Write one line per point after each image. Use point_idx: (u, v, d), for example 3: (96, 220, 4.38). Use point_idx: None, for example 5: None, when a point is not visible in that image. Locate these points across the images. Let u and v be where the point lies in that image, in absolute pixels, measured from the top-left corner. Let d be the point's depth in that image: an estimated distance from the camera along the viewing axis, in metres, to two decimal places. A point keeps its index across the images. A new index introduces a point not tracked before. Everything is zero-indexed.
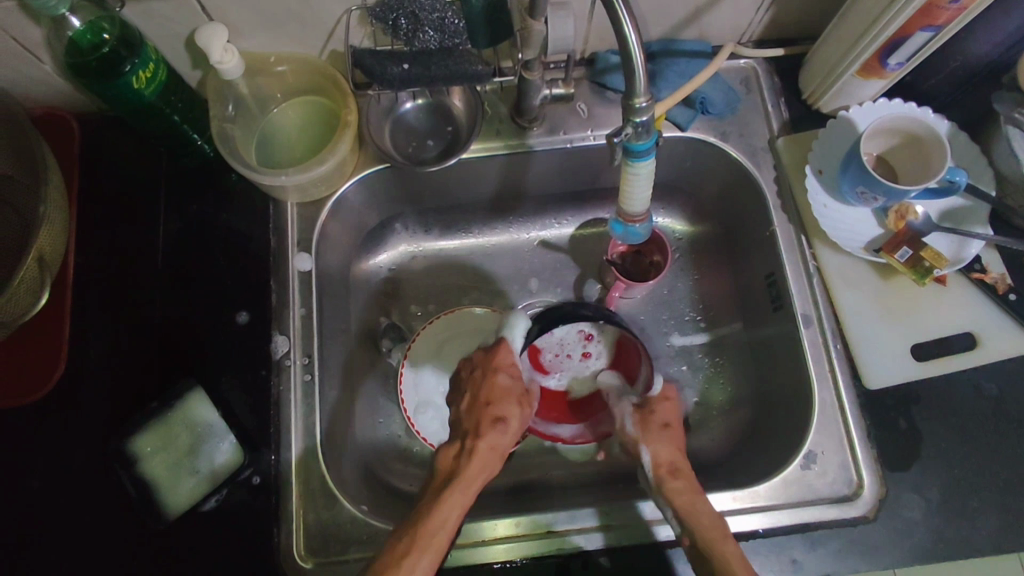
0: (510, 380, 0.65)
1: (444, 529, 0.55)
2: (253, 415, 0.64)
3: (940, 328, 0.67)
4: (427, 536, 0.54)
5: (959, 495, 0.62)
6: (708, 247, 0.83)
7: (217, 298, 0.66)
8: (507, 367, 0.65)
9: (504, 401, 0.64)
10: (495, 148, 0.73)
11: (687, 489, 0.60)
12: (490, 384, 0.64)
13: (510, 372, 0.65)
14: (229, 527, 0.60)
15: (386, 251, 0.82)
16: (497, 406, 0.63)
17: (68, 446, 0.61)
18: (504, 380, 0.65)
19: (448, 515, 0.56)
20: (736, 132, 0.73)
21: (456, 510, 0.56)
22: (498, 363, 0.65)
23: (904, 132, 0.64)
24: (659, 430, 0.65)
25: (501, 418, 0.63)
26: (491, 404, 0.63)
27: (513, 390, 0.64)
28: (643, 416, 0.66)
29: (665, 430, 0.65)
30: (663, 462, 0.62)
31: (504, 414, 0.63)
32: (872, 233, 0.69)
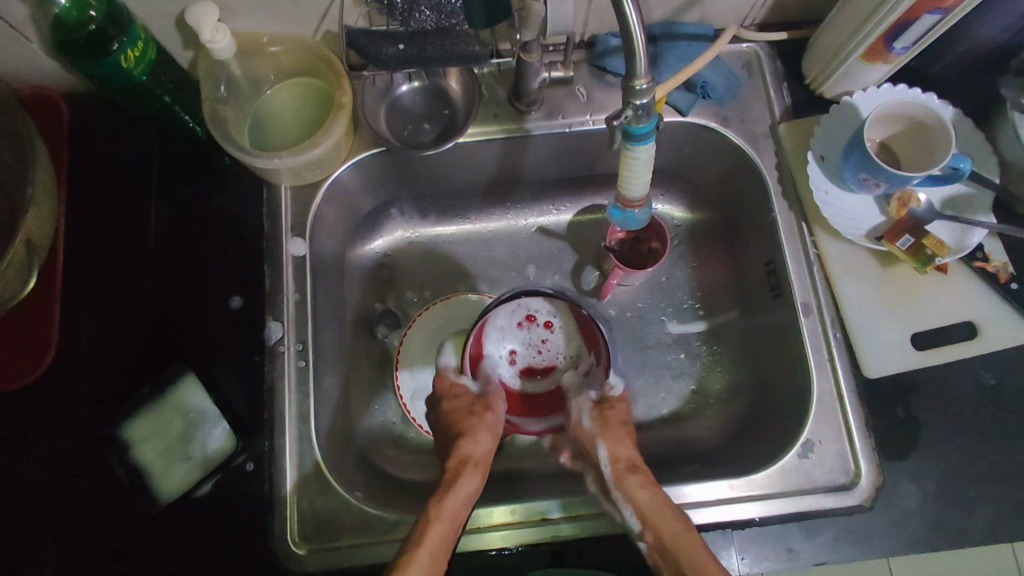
0: (459, 401, 0.68)
1: (433, 543, 0.54)
2: (247, 401, 0.63)
3: (941, 317, 0.66)
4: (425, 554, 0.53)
5: (956, 484, 0.62)
6: (707, 235, 0.82)
7: (209, 282, 0.66)
8: (460, 391, 0.69)
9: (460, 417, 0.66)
10: (493, 132, 0.71)
11: (641, 483, 0.60)
12: (453, 413, 0.67)
13: (456, 395, 0.69)
14: (222, 512, 0.60)
15: (382, 237, 0.81)
16: (462, 425, 0.65)
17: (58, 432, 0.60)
18: (453, 401, 0.68)
19: (438, 526, 0.55)
20: (737, 117, 0.72)
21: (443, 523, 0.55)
22: (444, 390, 0.70)
23: (908, 118, 0.63)
24: (617, 425, 0.66)
25: (466, 435, 0.64)
26: (454, 426, 0.65)
27: (465, 406, 0.67)
28: (599, 411, 0.67)
29: (624, 426, 0.66)
30: (621, 458, 0.63)
31: (466, 429, 0.64)
32: (873, 222, 0.68)
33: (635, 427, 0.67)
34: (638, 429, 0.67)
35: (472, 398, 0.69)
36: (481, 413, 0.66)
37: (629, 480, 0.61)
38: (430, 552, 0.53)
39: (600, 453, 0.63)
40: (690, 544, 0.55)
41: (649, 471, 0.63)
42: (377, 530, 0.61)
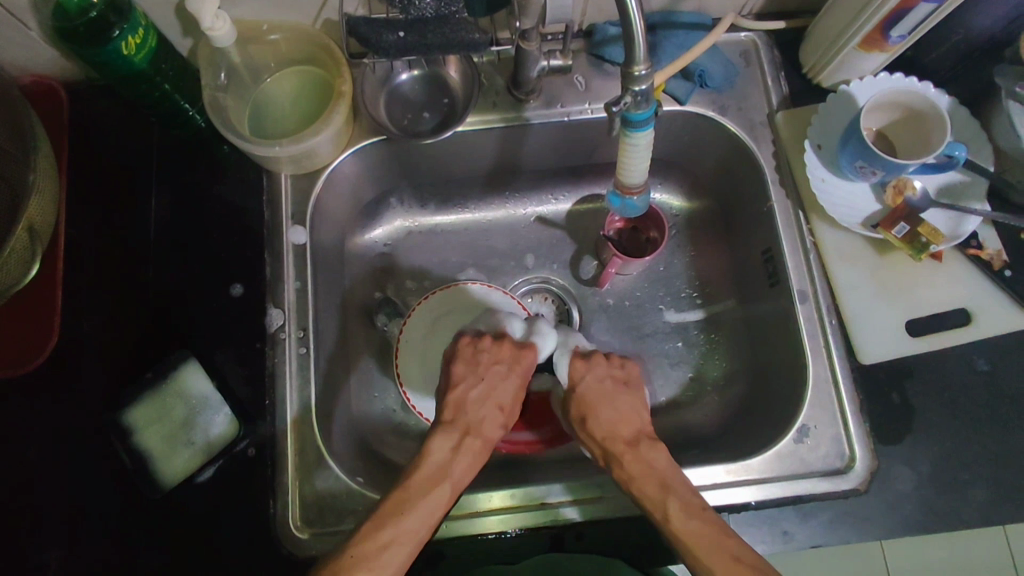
0: (515, 385, 0.65)
1: (424, 525, 0.54)
2: (249, 387, 0.64)
3: (935, 304, 0.67)
4: (403, 534, 0.53)
5: (949, 468, 0.63)
6: (705, 223, 0.82)
7: (210, 270, 0.66)
8: (525, 373, 0.66)
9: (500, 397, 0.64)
10: (491, 120, 0.72)
11: (636, 457, 0.59)
12: (503, 387, 0.65)
13: (518, 373, 0.66)
14: (225, 496, 0.61)
15: (382, 226, 0.82)
16: (499, 406, 0.64)
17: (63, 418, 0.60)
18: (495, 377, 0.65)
19: (434, 507, 0.55)
20: (735, 106, 0.72)
21: (440, 501, 0.56)
22: (523, 367, 0.66)
23: (904, 106, 0.63)
24: (580, 425, 0.64)
25: (503, 420, 0.64)
26: (486, 402, 0.64)
27: (519, 394, 0.66)
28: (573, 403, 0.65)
29: (585, 421, 0.63)
30: (598, 451, 0.62)
31: (507, 417, 0.65)
32: (869, 209, 0.69)
33: (613, 404, 0.64)
34: (619, 403, 0.64)
35: (524, 381, 0.66)
36: (519, 410, 0.66)
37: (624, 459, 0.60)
38: (420, 535, 0.54)
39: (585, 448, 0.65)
40: (701, 538, 0.54)
41: (645, 444, 0.61)
42: None
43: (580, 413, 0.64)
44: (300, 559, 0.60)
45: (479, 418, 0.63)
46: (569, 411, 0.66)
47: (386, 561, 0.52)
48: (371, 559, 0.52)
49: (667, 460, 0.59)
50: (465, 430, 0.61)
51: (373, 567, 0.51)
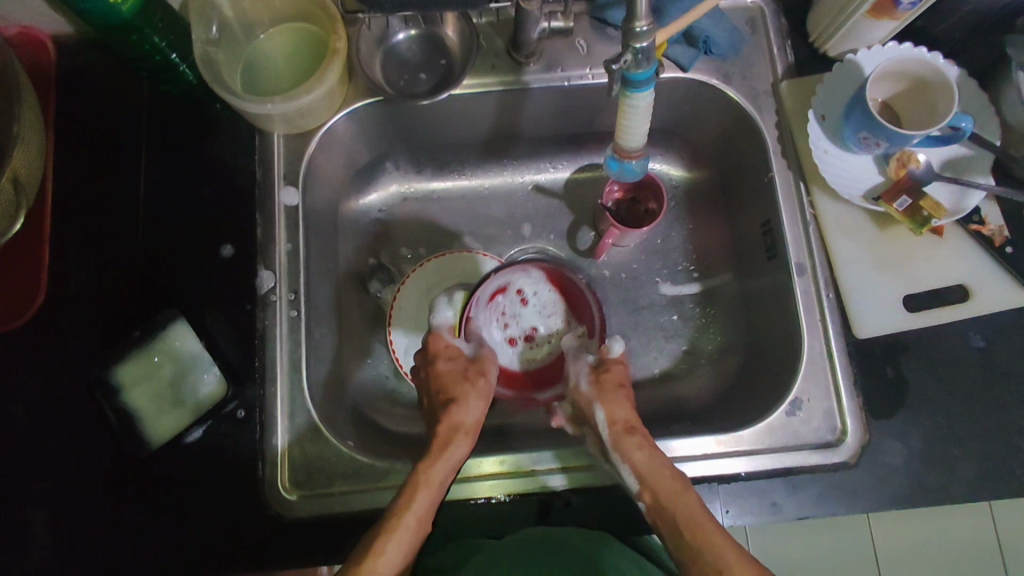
0: (450, 365, 0.65)
1: (412, 517, 0.52)
2: (239, 350, 0.63)
3: (934, 279, 0.66)
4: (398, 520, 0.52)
5: (941, 443, 0.63)
6: (704, 195, 0.81)
7: (200, 229, 0.65)
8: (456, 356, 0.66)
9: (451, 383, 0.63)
10: (490, 83, 0.70)
11: (644, 446, 0.59)
12: (440, 374, 0.64)
13: (449, 358, 0.66)
14: (214, 456, 0.61)
15: (377, 190, 0.80)
16: (450, 391, 0.63)
17: (52, 373, 0.60)
18: (445, 364, 0.65)
19: (420, 501, 0.53)
20: (739, 74, 0.71)
21: (424, 489, 0.54)
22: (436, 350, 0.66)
23: (912, 75, 0.62)
24: (613, 389, 0.64)
25: (454, 401, 0.62)
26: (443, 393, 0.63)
27: (457, 370, 0.64)
28: (597, 374, 0.65)
29: (621, 388, 0.64)
30: (619, 420, 0.61)
31: (457, 396, 0.62)
32: (872, 182, 0.68)
33: (631, 393, 0.65)
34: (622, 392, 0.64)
35: (465, 362, 0.66)
36: (474, 379, 0.64)
37: (625, 441, 0.59)
38: (410, 530, 0.52)
39: (596, 415, 0.62)
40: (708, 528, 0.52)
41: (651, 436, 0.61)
42: (368, 477, 0.62)
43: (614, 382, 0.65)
44: (288, 520, 0.61)
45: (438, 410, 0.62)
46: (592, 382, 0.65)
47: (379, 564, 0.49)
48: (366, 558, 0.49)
49: (650, 443, 0.59)
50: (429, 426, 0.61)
51: (375, 563, 0.49)
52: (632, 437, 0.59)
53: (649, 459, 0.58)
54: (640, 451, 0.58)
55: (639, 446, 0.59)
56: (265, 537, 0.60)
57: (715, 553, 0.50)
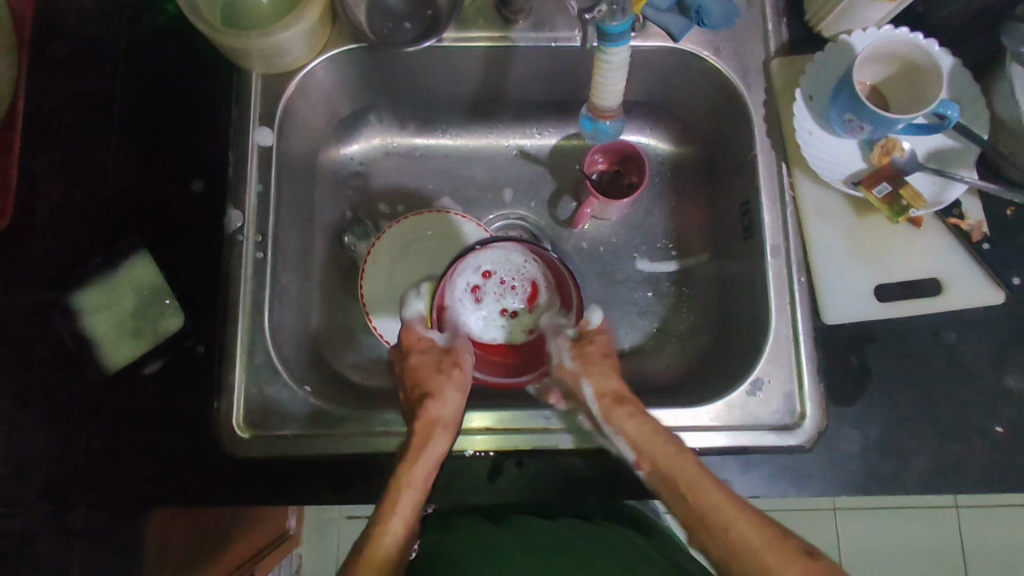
0: (423, 357, 0.59)
1: (399, 518, 0.48)
2: (203, 286, 0.64)
3: (907, 271, 0.66)
4: (389, 523, 0.48)
5: (897, 435, 0.63)
6: (690, 173, 0.80)
7: (171, 163, 0.65)
8: (418, 345, 0.59)
9: (427, 376, 0.57)
10: (475, 39, 0.69)
11: (634, 416, 0.55)
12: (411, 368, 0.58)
13: (421, 350, 0.59)
14: (167, 387, 0.62)
15: (358, 142, 0.79)
16: (424, 385, 0.57)
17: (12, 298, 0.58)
18: (420, 357, 0.59)
19: (400, 504, 0.49)
20: (730, 49, 0.70)
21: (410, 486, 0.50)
22: (410, 345, 0.60)
23: (903, 59, 0.61)
24: (599, 359, 0.60)
25: (430, 394, 0.56)
26: (417, 386, 0.57)
27: (431, 362, 0.58)
28: (580, 347, 0.61)
29: (607, 358, 0.60)
30: (608, 391, 0.57)
31: (432, 390, 0.56)
32: (854, 167, 0.67)
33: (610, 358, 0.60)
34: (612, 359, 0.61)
35: (439, 352, 0.59)
36: (450, 370, 0.57)
37: (616, 412, 0.56)
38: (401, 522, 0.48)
39: (584, 390, 0.58)
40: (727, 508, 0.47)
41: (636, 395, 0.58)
42: (324, 423, 0.62)
43: (599, 350, 0.61)
44: (240, 458, 0.61)
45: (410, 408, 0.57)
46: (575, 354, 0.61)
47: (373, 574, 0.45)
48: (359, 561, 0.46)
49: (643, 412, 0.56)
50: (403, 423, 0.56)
51: (371, 563, 0.46)
52: (622, 406, 0.56)
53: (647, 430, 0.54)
54: (632, 421, 0.55)
55: (631, 416, 0.55)
56: (217, 471, 0.61)
57: (727, 524, 0.47)
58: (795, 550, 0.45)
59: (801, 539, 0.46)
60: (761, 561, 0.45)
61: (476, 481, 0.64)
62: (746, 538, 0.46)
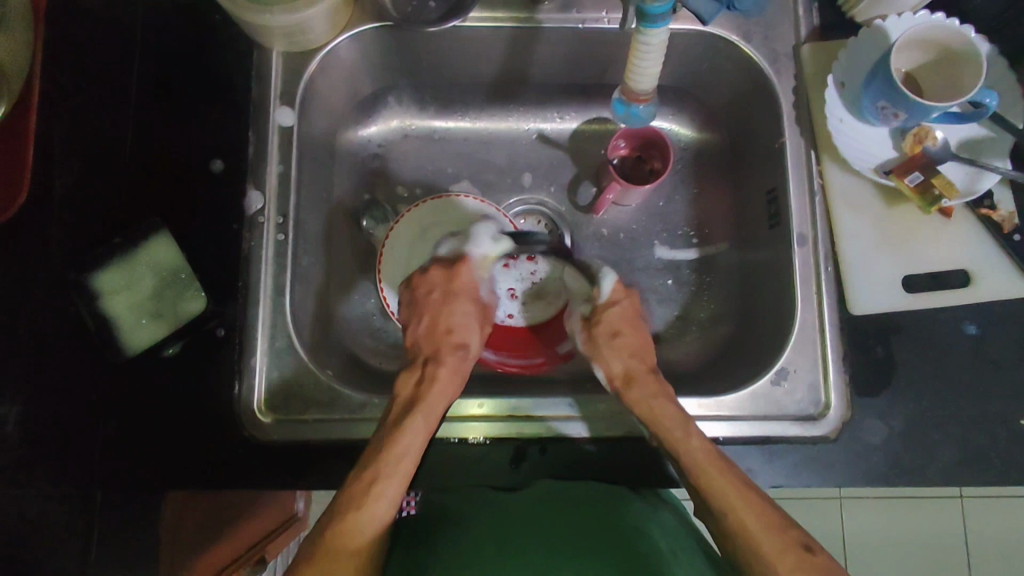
0: (467, 307, 0.66)
1: (406, 458, 0.54)
2: (221, 268, 0.64)
3: (936, 262, 0.65)
4: (391, 463, 0.53)
5: (921, 428, 0.62)
6: (713, 160, 0.79)
7: (191, 143, 0.64)
8: (468, 292, 0.66)
9: (459, 323, 0.65)
10: (502, 19, 0.67)
11: (647, 395, 0.59)
12: (447, 310, 0.65)
13: (467, 292, 0.66)
14: (190, 371, 0.61)
15: (377, 124, 0.78)
16: (457, 333, 0.64)
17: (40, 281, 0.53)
18: (464, 303, 0.66)
19: (413, 441, 0.55)
20: (760, 33, 0.68)
21: (418, 437, 0.55)
22: (460, 289, 0.66)
23: (941, 45, 0.59)
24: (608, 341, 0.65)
25: (462, 345, 0.64)
26: (450, 332, 0.64)
27: (472, 322, 0.66)
28: (590, 330, 0.66)
29: (614, 338, 0.65)
30: (618, 373, 0.63)
31: (461, 339, 0.64)
32: (885, 156, 0.66)
33: (636, 334, 0.66)
34: (638, 334, 0.66)
35: (480, 305, 0.67)
36: (484, 326, 0.67)
37: (636, 390, 0.60)
38: (404, 467, 0.54)
39: (597, 371, 0.65)
40: (741, 503, 0.52)
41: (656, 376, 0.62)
42: (345, 408, 0.63)
43: (609, 331, 0.65)
44: (259, 441, 0.61)
45: (437, 347, 0.63)
46: (584, 333, 0.67)
47: (374, 503, 0.52)
48: (355, 498, 0.52)
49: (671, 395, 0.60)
50: (425, 361, 0.62)
51: (368, 505, 0.51)
52: (648, 381, 0.61)
53: (653, 411, 0.58)
54: (660, 400, 0.59)
55: (665, 399, 0.59)
56: (234, 455, 0.60)
57: (722, 499, 0.53)
58: (793, 543, 0.50)
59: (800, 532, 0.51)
60: (757, 544, 0.50)
61: (499, 466, 0.63)
62: (745, 522, 0.51)
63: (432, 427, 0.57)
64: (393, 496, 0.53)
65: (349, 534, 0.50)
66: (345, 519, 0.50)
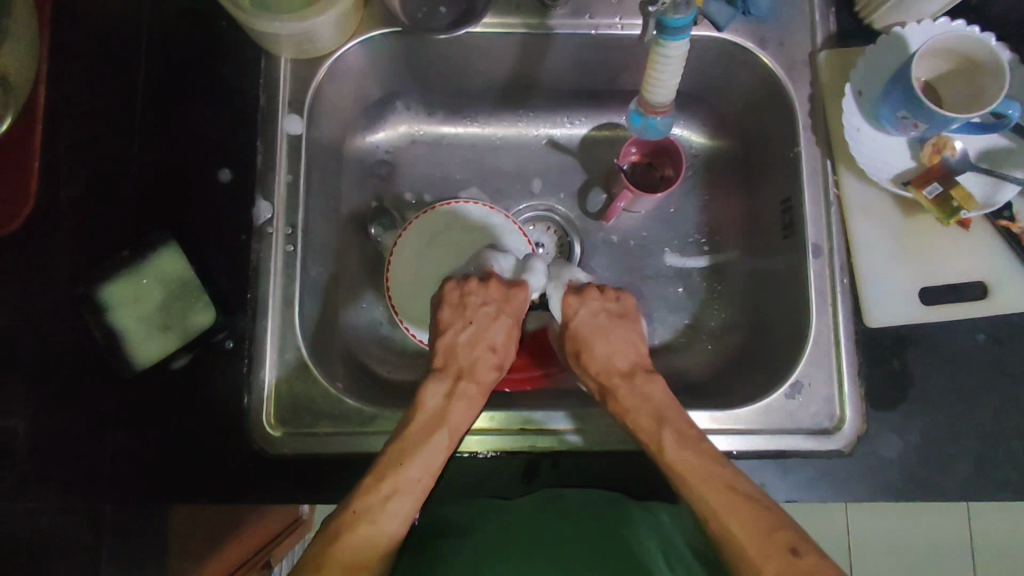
0: (505, 322, 0.62)
1: (426, 476, 0.53)
2: (231, 280, 0.63)
3: (953, 274, 0.64)
4: (407, 484, 0.52)
5: (937, 441, 0.61)
6: (724, 166, 0.78)
7: (200, 153, 0.64)
8: (517, 311, 0.63)
9: (495, 337, 0.61)
10: (514, 24, 0.66)
11: (634, 398, 0.58)
12: (492, 326, 0.61)
13: (508, 313, 0.62)
14: (196, 384, 0.61)
15: (385, 129, 0.77)
16: (492, 349, 0.61)
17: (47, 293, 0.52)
18: (490, 316, 0.62)
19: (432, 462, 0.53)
20: (776, 40, 0.67)
21: (439, 452, 0.54)
22: (513, 308, 0.62)
23: (962, 55, 0.58)
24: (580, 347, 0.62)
25: (494, 359, 0.61)
26: (485, 347, 0.61)
27: (513, 331, 0.62)
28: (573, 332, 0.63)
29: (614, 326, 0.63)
30: (597, 376, 0.61)
31: (499, 356, 0.61)
32: (903, 166, 0.65)
33: (618, 328, 0.63)
34: (623, 328, 0.63)
35: (518, 323, 0.63)
36: (516, 345, 0.63)
37: (618, 394, 0.59)
38: (421, 485, 0.52)
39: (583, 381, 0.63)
40: (733, 509, 0.51)
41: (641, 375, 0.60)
42: (355, 421, 0.62)
43: (574, 349, 0.63)
44: (272, 455, 0.61)
45: (473, 361, 0.60)
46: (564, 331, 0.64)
47: (388, 519, 0.50)
48: (365, 513, 0.50)
49: (657, 390, 0.59)
50: (458, 375, 0.59)
51: (376, 521, 0.50)
52: (615, 396, 0.59)
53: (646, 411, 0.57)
54: (637, 403, 0.58)
55: (641, 399, 0.58)
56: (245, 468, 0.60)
57: (716, 509, 0.51)
58: (781, 545, 0.48)
59: (788, 534, 0.49)
60: (744, 552, 0.49)
61: (511, 479, 0.63)
62: (732, 529, 0.50)
63: (451, 446, 0.56)
64: (404, 515, 0.51)
65: (356, 545, 0.48)
66: (353, 534, 0.49)
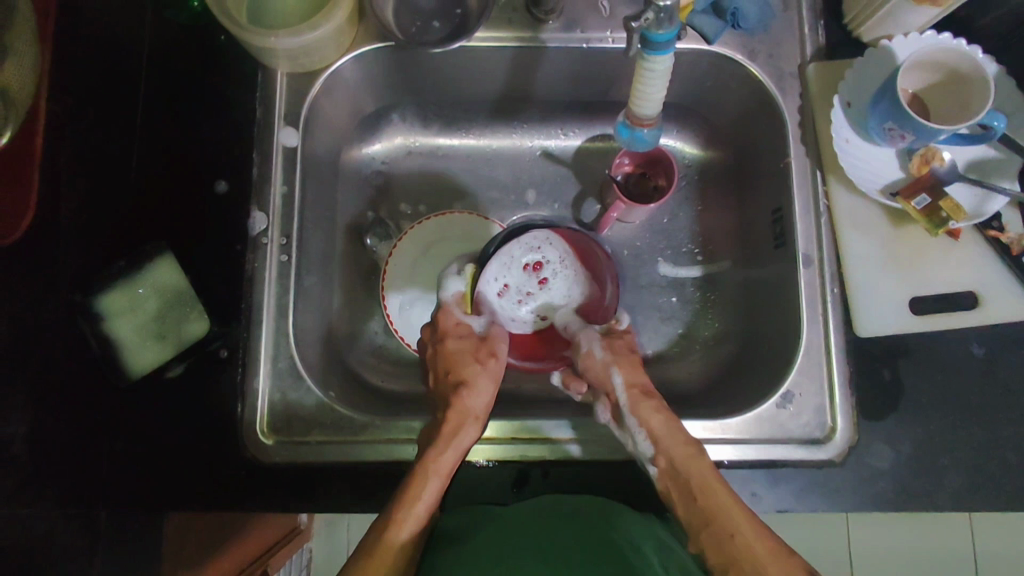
0: (460, 344, 0.64)
1: (421, 502, 0.53)
2: (226, 288, 0.64)
3: (943, 283, 0.64)
4: (406, 511, 0.52)
5: (929, 451, 0.61)
6: (717, 177, 0.78)
7: (198, 164, 0.65)
8: (460, 332, 0.65)
9: (460, 364, 0.63)
10: (506, 38, 0.67)
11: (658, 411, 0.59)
12: (454, 356, 0.63)
13: (459, 336, 0.64)
14: (189, 392, 0.62)
15: (381, 141, 0.78)
16: (457, 373, 0.62)
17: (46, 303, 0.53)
18: (454, 344, 0.64)
19: (427, 489, 0.54)
20: (765, 51, 0.68)
21: (432, 478, 0.55)
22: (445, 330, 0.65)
23: (948, 67, 0.59)
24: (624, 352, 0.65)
25: (463, 383, 0.61)
26: (450, 374, 0.62)
27: (467, 351, 0.63)
28: (608, 343, 0.65)
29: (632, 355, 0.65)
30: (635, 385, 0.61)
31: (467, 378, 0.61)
32: (892, 177, 0.65)
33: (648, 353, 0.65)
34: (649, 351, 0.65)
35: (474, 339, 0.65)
36: (484, 360, 0.63)
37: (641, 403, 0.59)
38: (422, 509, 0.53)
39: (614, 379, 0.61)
40: (746, 523, 0.51)
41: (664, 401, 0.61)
42: (346, 430, 0.62)
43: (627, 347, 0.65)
44: (263, 464, 0.61)
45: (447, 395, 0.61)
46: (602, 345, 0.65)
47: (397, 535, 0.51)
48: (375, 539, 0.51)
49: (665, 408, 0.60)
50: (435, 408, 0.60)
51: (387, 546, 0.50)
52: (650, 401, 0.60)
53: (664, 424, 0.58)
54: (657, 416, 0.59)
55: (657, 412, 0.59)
56: (238, 476, 0.61)
57: (732, 525, 0.52)
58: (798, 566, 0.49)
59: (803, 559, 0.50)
60: (760, 564, 0.49)
61: (503, 488, 0.63)
62: (748, 541, 0.51)
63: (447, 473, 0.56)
64: (408, 536, 0.52)
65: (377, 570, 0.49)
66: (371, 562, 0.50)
